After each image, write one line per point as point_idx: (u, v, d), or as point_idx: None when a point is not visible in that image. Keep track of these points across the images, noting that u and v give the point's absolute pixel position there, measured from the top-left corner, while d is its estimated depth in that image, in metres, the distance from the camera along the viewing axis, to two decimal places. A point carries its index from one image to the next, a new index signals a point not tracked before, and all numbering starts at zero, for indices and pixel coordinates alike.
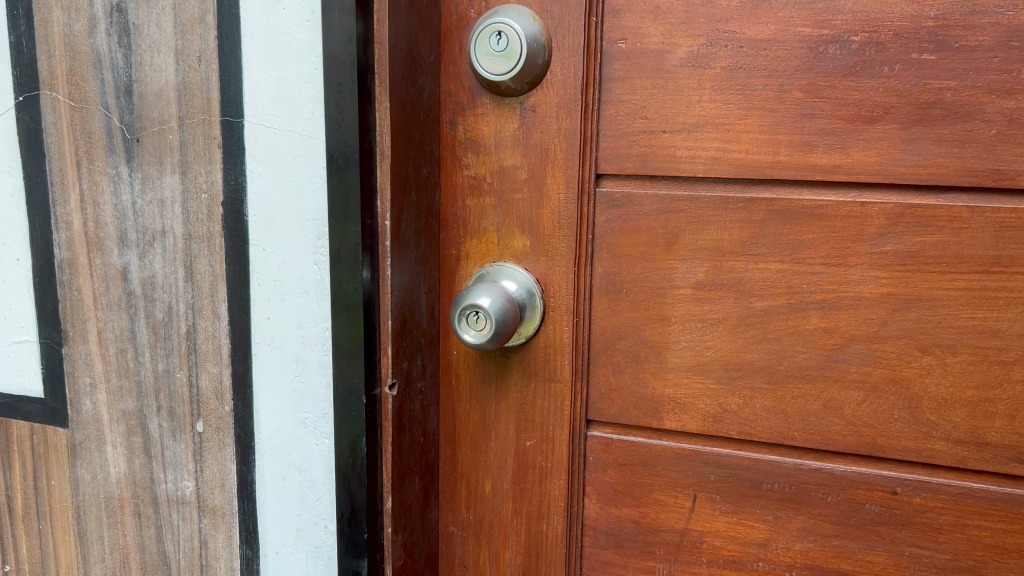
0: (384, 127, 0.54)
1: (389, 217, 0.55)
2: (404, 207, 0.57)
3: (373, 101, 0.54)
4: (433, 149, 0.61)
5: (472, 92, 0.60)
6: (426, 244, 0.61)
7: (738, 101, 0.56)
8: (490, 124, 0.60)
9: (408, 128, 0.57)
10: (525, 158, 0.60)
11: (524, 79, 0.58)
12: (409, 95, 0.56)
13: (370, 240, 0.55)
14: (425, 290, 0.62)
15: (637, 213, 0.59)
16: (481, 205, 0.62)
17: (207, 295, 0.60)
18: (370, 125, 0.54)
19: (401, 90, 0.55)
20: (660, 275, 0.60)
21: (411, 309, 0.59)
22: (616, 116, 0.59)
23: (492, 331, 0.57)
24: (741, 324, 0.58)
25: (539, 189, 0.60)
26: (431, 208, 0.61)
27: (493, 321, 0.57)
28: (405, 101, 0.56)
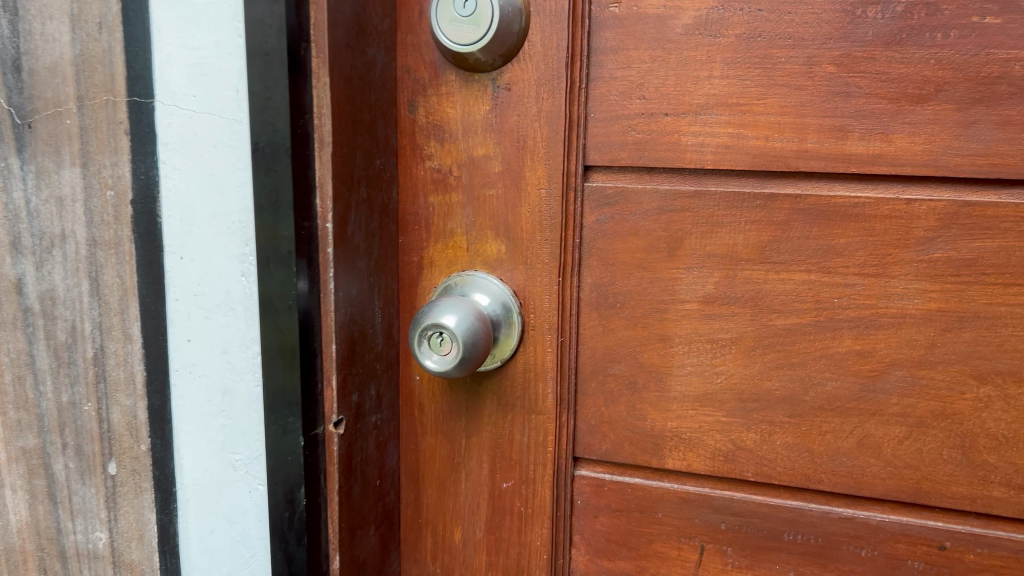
0: (324, 109, 0.45)
1: (331, 219, 0.45)
2: (350, 206, 0.47)
3: (308, 76, 0.44)
4: (391, 134, 0.51)
5: (435, 67, 0.50)
6: (379, 250, 0.51)
7: (756, 77, 0.46)
8: (457, 106, 0.50)
9: (354, 109, 0.47)
10: (498, 146, 0.50)
11: (496, 51, 0.48)
12: (354, 69, 0.46)
13: (307, 247, 0.45)
14: (380, 304, 0.51)
15: (634, 214, 0.49)
16: (447, 204, 0.52)
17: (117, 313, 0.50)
18: (304, 106, 0.44)
19: (345, 64, 0.46)
20: (662, 288, 0.50)
21: (362, 330, 0.49)
22: (609, 96, 0.49)
23: (459, 357, 0.47)
24: (759, 346, 0.49)
25: (516, 184, 0.50)
26: (388, 207, 0.51)
27: (458, 343, 0.47)
28: (347, 77, 0.46)
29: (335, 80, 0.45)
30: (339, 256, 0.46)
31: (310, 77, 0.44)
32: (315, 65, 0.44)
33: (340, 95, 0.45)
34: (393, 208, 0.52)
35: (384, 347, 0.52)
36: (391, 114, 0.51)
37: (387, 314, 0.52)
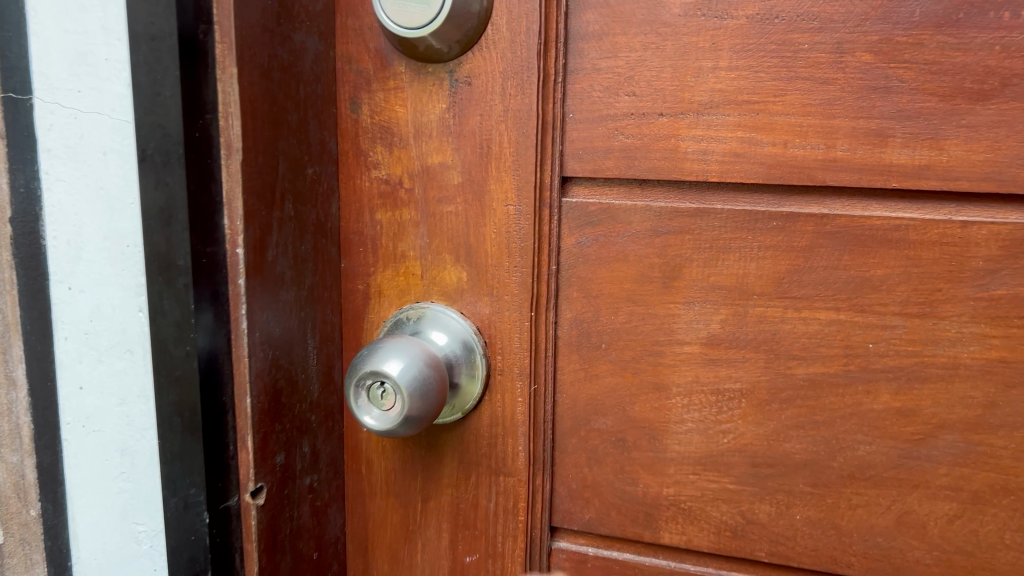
0: (231, 107, 0.36)
1: (242, 243, 0.37)
2: (271, 227, 0.38)
3: (211, 66, 0.35)
4: (329, 137, 0.42)
5: (381, 57, 0.41)
6: (313, 279, 0.42)
7: (772, 68, 0.37)
8: (408, 104, 0.41)
9: (276, 108, 0.38)
10: (457, 153, 0.41)
11: (452, 36, 0.39)
12: (274, 58, 0.38)
13: (211, 279, 0.36)
14: (316, 344, 0.42)
15: (622, 236, 0.40)
16: (397, 222, 0.43)
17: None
18: (206, 104, 0.35)
19: (262, 52, 0.37)
20: (656, 326, 0.41)
21: (290, 377, 0.41)
22: (591, 91, 0.40)
23: (404, 416, 0.38)
24: (775, 400, 0.40)
25: (478, 198, 0.41)
26: (324, 226, 0.42)
27: (403, 398, 0.38)
28: (263, 68, 0.37)
29: (245, 71, 0.36)
30: (255, 289, 0.38)
31: (213, 68, 0.35)
32: (219, 53, 0.35)
33: (253, 90, 0.37)
34: (331, 226, 0.43)
35: (320, 393, 0.43)
36: (328, 113, 0.42)
37: (325, 354, 0.43)
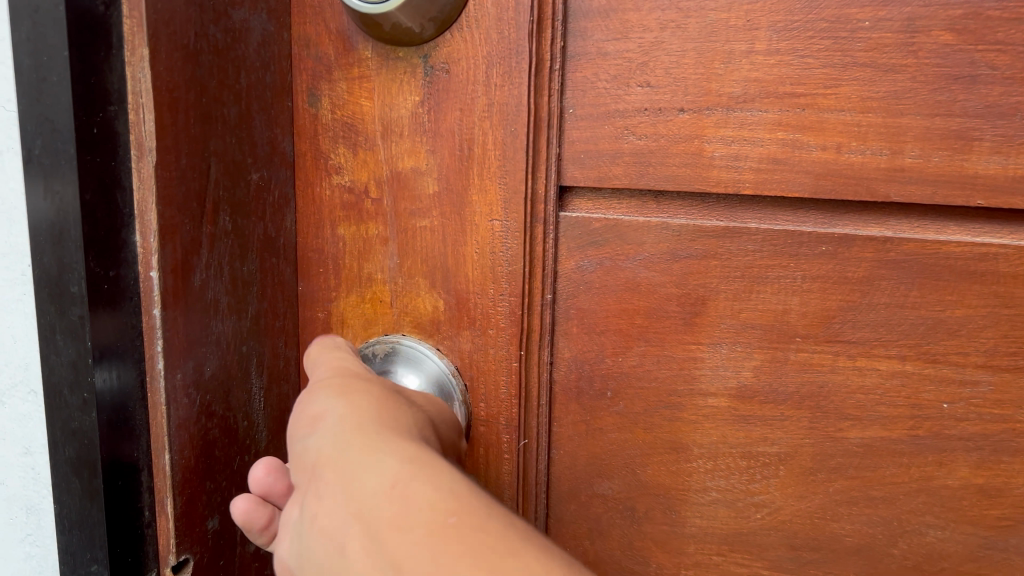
0: (143, 97, 0.28)
1: (155, 266, 0.29)
2: (199, 244, 0.31)
3: (116, 47, 0.27)
4: (281, 136, 0.35)
5: (343, 39, 0.34)
6: (258, 306, 0.34)
7: (823, 52, 0.29)
8: (374, 96, 0.34)
9: (208, 99, 0.30)
10: (432, 156, 0.34)
11: (425, 13, 0.31)
12: (204, 37, 0.30)
13: (118, 311, 0.29)
14: (262, 381, 0.35)
15: (633, 261, 0.33)
16: (363, 238, 0.35)
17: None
18: (109, 93, 0.28)
19: (190, 27, 0.29)
20: (673, 372, 0.33)
21: (228, 426, 0.33)
22: (597, 81, 0.32)
23: None
24: (820, 470, 0.32)
25: (457, 211, 0.34)
26: (273, 240, 0.35)
27: None
28: (189, 50, 0.29)
29: (162, 54, 0.28)
30: (176, 320, 0.30)
31: (121, 49, 0.28)
32: (127, 32, 0.27)
33: (177, 77, 0.29)
34: (283, 243, 0.36)
35: (267, 441, 0.36)
36: (279, 106, 0.34)
37: (273, 395, 0.36)
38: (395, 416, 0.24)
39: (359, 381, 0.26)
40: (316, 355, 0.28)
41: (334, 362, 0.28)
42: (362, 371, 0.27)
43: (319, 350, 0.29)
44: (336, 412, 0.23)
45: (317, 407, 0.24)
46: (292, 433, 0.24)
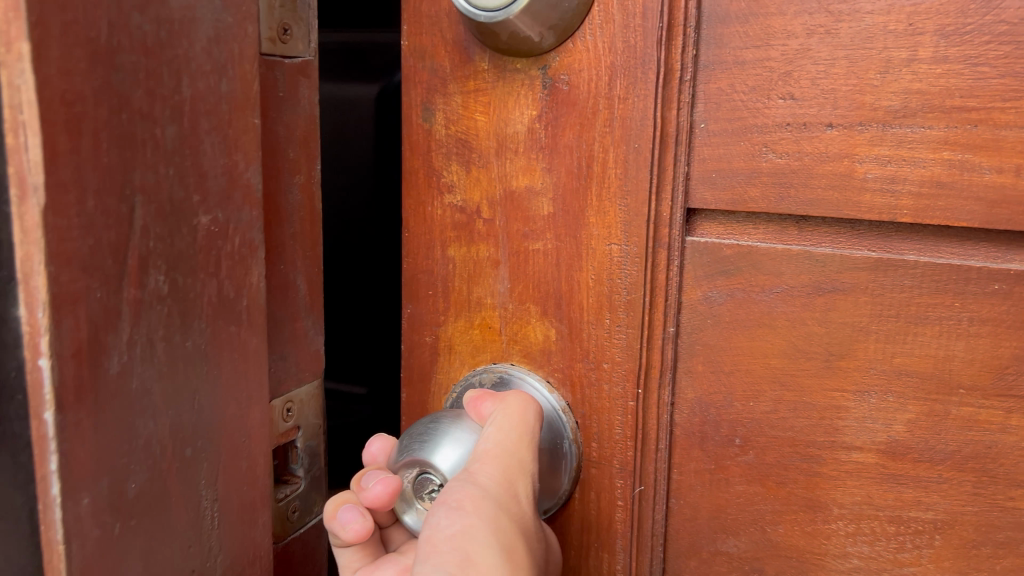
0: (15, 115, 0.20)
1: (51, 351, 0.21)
2: (119, 317, 0.24)
3: None
4: (245, 167, 0.29)
5: (459, 49, 0.32)
6: (206, 391, 0.28)
7: (1003, 58, 0.25)
8: (489, 110, 0.32)
9: (131, 118, 0.24)
10: (548, 175, 0.31)
11: (545, 20, 0.29)
12: (124, 26, 0.23)
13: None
14: (214, 480, 0.28)
15: (768, 294, 0.29)
16: (474, 260, 0.33)
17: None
18: None
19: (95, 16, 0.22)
20: (812, 422, 0.29)
21: (161, 550, 0.26)
22: (732, 92, 0.29)
23: (443, 436, 0.30)
24: (985, 543, 0.28)
25: (573, 234, 0.31)
26: (231, 300, 0.29)
27: (433, 432, 0.30)
28: (100, 46, 0.22)
29: (53, 49, 0.21)
30: (79, 426, 0.23)
31: None
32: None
33: (79, 83, 0.22)
34: (250, 315, 0.30)
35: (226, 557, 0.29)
36: (243, 122, 0.28)
37: (231, 507, 0.29)
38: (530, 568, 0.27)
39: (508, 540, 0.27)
40: (500, 446, 0.28)
41: (498, 474, 0.28)
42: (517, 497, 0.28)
43: (499, 447, 0.28)
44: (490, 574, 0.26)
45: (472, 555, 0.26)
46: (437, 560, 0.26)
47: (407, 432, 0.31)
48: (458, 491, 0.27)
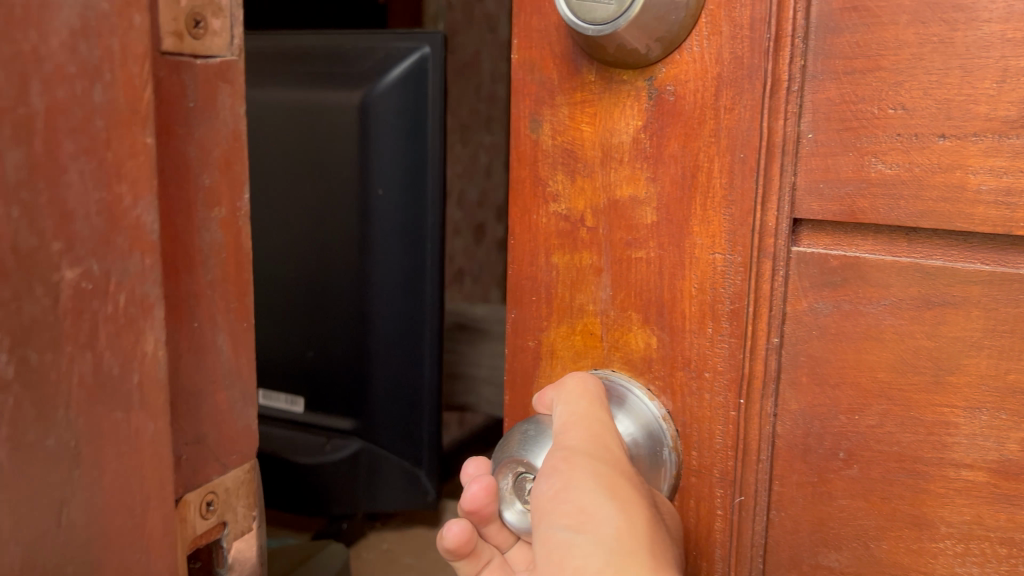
0: None
1: None
2: None
3: None
4: (132, 204, 0.32)
5: (567, 61, 0.33)
6: (87, 453, 0.32)
7: None
8: (596, 121, 0.32)
9: None
10: (652, 184, 0.31)
11: (652, 32, 0.29)
12: None
13: None
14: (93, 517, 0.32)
15: (876, 307, 0.29)
16: (577, 268, 0.34)
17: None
18: None
19: None
20: (920, 437, 0.29)
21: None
22: (840, 103, 0.28)
23: (525, 442, 0.31)
24: None
25: (677, 243, 0.31)
26: (111, 375, 0.32)
27: (518, 440, 0.32)
28: None
29: None
30: None
31: None
32: None
33: None
34: (140, 396, 0.33)
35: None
36: (128, 143, 0.31)
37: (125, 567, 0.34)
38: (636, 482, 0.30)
39: (609, 471, 0.29)
40: (573, 410, 0.30)
41: (586, 428, 0.30)
42: (603, 436, 0.30)
43: (575, 413, 0.30)
44: (609, 508, 0.28)
45: (586, 498, 0.28)
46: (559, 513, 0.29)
47: (505, 437, 0.33)
48: (552, 458, 0.30)
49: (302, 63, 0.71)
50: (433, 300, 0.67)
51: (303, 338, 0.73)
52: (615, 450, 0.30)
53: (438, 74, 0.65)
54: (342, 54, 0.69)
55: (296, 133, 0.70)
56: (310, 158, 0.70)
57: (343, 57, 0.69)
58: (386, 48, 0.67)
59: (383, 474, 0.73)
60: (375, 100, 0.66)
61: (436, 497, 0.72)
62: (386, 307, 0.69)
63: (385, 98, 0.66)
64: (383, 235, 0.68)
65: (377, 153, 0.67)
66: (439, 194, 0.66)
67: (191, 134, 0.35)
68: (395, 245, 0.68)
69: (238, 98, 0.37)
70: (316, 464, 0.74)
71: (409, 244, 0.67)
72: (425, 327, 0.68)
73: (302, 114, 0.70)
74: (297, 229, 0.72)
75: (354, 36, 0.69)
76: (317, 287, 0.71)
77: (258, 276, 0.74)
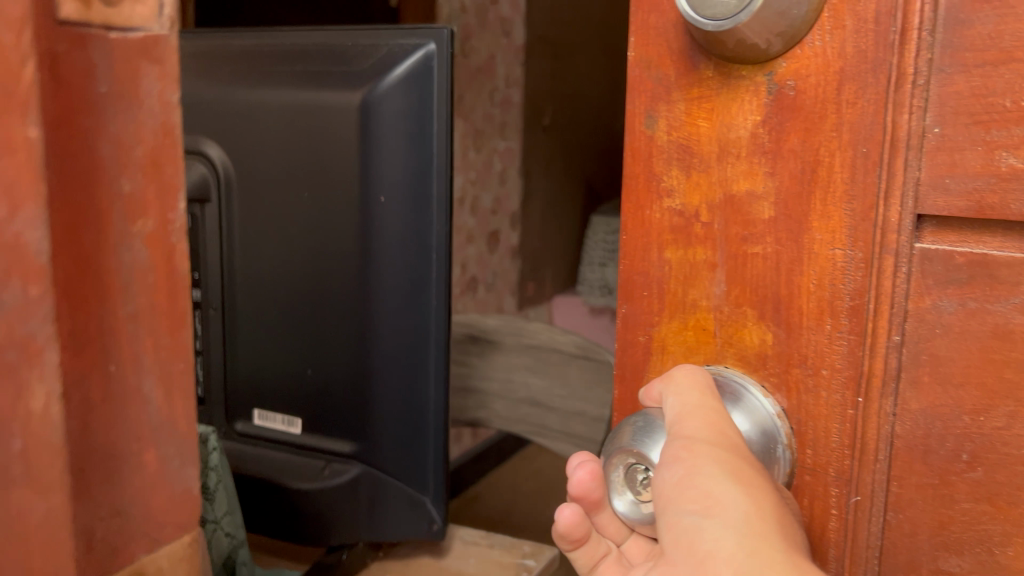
0: None
1: None
2: None
3: None
4: (8, 218, 0.29)
5: (683, 58, 0.33)
6: None
7: None
8: (713, 117, 0.33)
9: None
10: (771, 179, 0.31)
11: (772, 27, 0.29)
12: None
13: None
14: None
15: (1004, 306, 0.28)
16: (691, 264, 0.34)
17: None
18: None
19: None
20: None
21: None
22: (969, 96, 0.28)
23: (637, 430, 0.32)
24: None
25: (795, 239, 0.31)
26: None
27: (629, 430, 0.32)
28: None
29: None
30: None
31: None
32: None
33: None
34: (25, 459, 0.31)
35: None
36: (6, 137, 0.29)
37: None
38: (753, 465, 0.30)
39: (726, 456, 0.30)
40: (683, 403, 0.31)
41: (698, 416, 0.31)
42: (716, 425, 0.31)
43: (685, 404, 0.31)
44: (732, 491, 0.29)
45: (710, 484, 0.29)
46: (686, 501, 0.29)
47: (615, 429, 0.33)
48: (672, 447, 0.30)
49: (294, 57, 0.61)
50: (441, 317, 0.57)
51: (295, 361, 0.62)
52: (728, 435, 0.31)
53: (446, 71, 0.55)
54: (340, 58, 0.60)
55: (289, 135, 0.60)
56: (302, 160, 0.60)
57: (341, 56, 0.60)
58: (391, 44, 0.57)
59: (386, 501, 0.62)
60: (374, 106, 0.56)
61: (443, 525, 0.61)
62: (389, 325, 0.58)
63: (387, 96, 0.56)
64: (382, 252, 0.58)
65: (381, 156, 0.57)
66: (445, 201, 0.56)
67: (105, 129, 0.34)
68: (398, 257, 0.57)
69: (167, 84, 0.36)
70: (314, 491, 0.64)
71: (412, 253, 0.57)
72: (431, 352, 0.57)
73: (295, 118, 0.60)
74: (288, 241, 0.61)
75: (352, 33, 0.60)
76: (313, 306, 0.61)
77: (248, 294, 0.63)
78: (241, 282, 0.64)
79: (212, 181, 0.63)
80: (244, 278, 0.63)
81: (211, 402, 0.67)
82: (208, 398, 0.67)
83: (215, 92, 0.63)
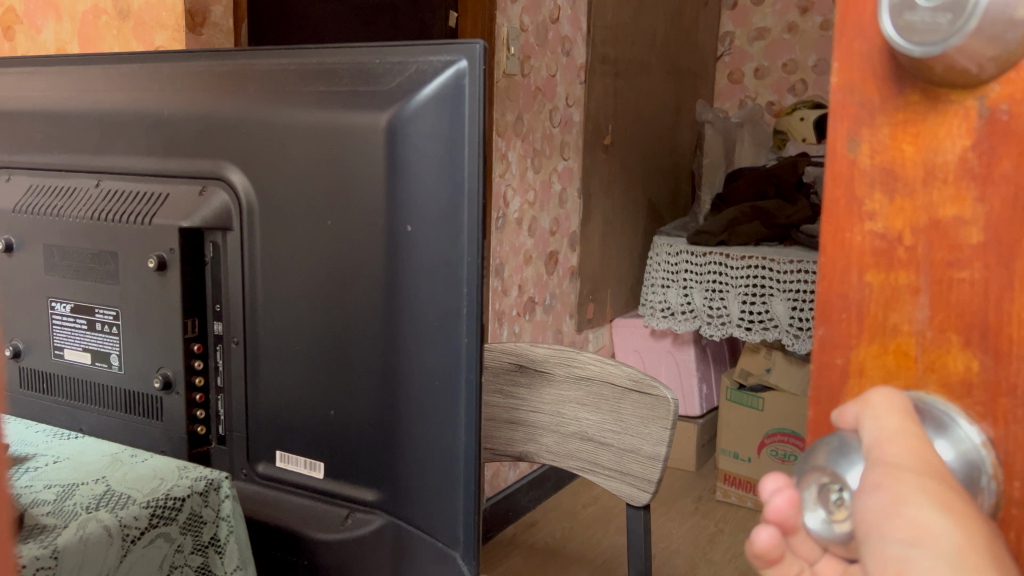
0: None
1: None
2: None
3: None
4: None
5: (889, 83, 0.33)
6: None
7: None
8: (919, 141, 0.32)
9: None
10: (980, 204, 0.31)
11: (986, 51, 0.29)
12: None
13: None
14: None
15: None
16: (893, 287, 0.34)
17: (147, 460, 0.75)
18: None
19: None
20: None
21: None
22: None
23: (833, 450, 0.33)
24: None
25: (1005, 266, 0.31)
26: None
27: (826, 450, 0.33)
28: None
29: None
30: None
31: None
32: None
33: None
34: None
35: None
36: None
37: None
38: (962, 493, 0.30)
39: (932, 484, 0.30)
40: (882, 429, 0.32)
41: (899, 443, 0.31)
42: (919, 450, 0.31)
43: (884, 429, 0.32)
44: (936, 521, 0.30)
45: (914, 515, 0.30)
46: (889, 528, 0.30)
47: (809, 450, 0.34)
48: (873, 474, 0.31)
49: (314, 78, 0.66)
50: (472, 347, 0.60)
51: (321, 403, 0.67)
52: (933, 461, 0.31)
53: (476, 88, 0.59)
54: (356, 97, 0.63)
55: (313, 160, 0.65)
56: (331, 189, 0.64)
57: (366, 77, 0.64)
58: (420, 62, 0.62)
59: (411, 545, 0.65)
60: (401, 122, 0.60)
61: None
62: (420, 362, 0.62)
63: (419, 116, 0.60)
64: (429, 288, 0.61)
65: (414, 180, 0.60)
66: (475, 232, 0.59)
67: None
68: (435, 288, 0.60)
69: None
70: (337, 541, 0.67)
71: (446, 287, 0.60)
72: (462, 382, 0.60)
73: (320, 142, 0.64)
74: (303, 283, 0.66)
75: (380, 51, 0.64)
76: (335, 330, 0.65)
77: (272, 319, 0.68)
78: (264, 309, 0.68)
79: (236, 210, 0.69)
80: (266, 306, 0.68)
81: (231, 443, 0.73)
82: (229, 439, 0.73)
83: (237, 113, 0.68)
